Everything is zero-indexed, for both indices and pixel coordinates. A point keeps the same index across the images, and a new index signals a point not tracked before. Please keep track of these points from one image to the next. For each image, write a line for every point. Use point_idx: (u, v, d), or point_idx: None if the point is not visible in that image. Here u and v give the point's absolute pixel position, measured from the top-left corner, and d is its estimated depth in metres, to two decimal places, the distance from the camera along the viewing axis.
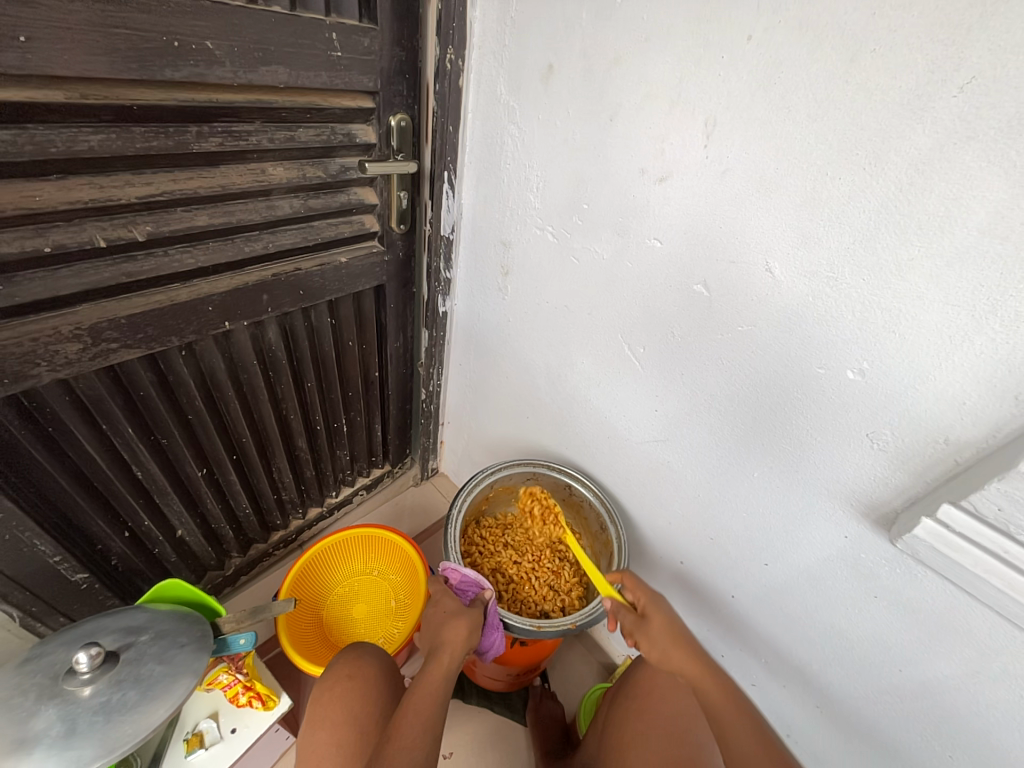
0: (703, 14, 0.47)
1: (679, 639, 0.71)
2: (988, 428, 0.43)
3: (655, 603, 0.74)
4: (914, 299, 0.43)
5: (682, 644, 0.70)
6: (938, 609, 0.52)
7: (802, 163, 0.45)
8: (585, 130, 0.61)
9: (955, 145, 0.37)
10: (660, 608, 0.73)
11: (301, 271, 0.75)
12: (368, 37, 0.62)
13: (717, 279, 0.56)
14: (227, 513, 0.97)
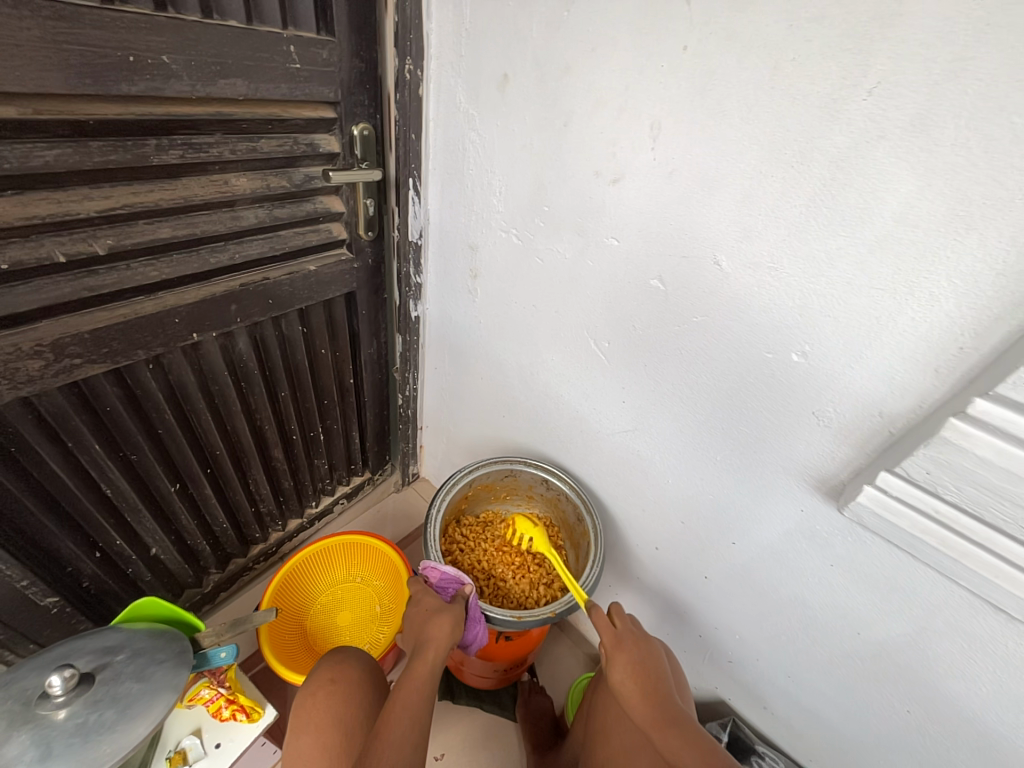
0: (643, 26, 0.50)
1: (637, 690, 0.67)
2: (916, 400, 0.47)
3: (614, 655, 0.70)
4: (844, 285, 0.47)
5: (640, 693, 0.66)
6: (885, 572, 0.56)
7: (739, 162, 0.48)
8: (542, 136, 0.64)
9: (868, 143, 0.41)
10: (618, 661, 0.69)
11: (269, 280, 0.75)
12: (326, 49, 0.64)
13: (671, 274, 0.59)
14: (203, 528, 0.96)
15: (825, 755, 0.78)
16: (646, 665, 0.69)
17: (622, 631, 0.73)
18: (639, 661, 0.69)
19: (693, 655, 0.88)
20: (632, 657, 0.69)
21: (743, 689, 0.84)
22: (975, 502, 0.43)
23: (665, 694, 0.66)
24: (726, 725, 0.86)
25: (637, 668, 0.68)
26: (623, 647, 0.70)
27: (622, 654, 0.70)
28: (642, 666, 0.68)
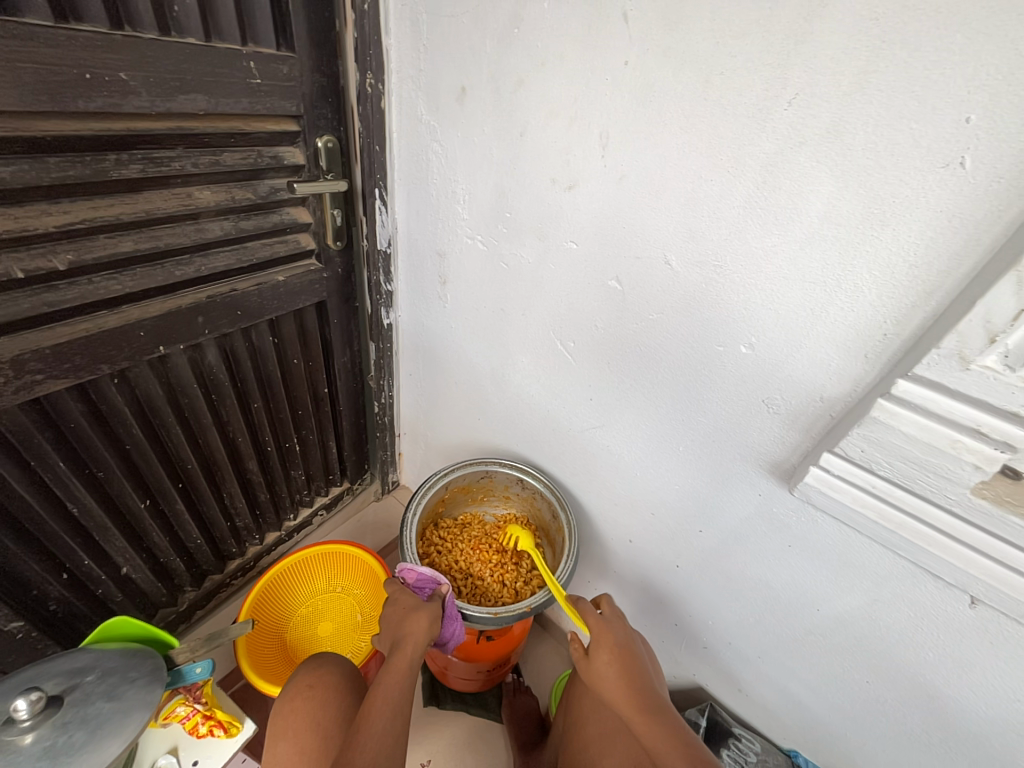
0: (587, 43, 0.53)
1: (618, 679, 0.67)
2: (851, 384, 0.50)
3: (597, 645, 0.71)
4: (780, 279, 0.50)
5: (620, 682, 0.67)
6: (837, 547, 0.59)
7: (681, 167, 0.52)
8: (500, 145, 0.67)
9: (792, 149, 0.45)
10: (602, 645, 0.70)
11: (237, 291, 0.76)
12: (286, 64, 0.65)
13: (627, 275, 0.62)
14: (176, 545, 0.94)
15: (798, 732, 0.81)
16: (628, 653, 0.70)
17: (608, 617, 0.74)
18: (622, 647, 0.71)
19: (670, 643, 0.91)
20: (616, 642, 0.71)
21: (719, 674, 0.86)
22: (905, 475, 0.47)
23: (648, 685, 0.67)
24: (704, 710, 0.88)
25: (618, 658, 0.69)
26: (604, 637, 0.71)
27: (606, 637, 0.71)
28: (625, 652, 0.70)
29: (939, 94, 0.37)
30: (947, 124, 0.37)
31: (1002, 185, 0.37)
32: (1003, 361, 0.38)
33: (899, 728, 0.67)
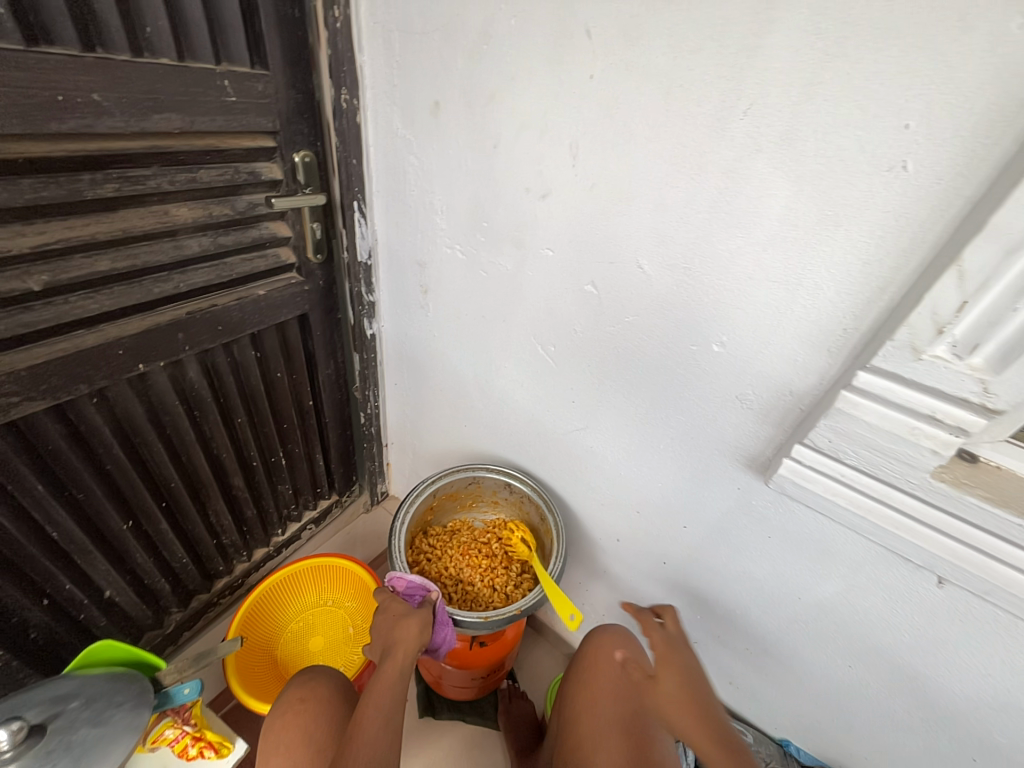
0: (554, 58, 0.55)
1: (687, 704, 0.64)
2: (817, 378, 0.53)
3: (665, 667, 0.67)
4: (746, 279, 0.52)
5: (689, 708, 0.64)
6: (814, 536, 0.61)
7: (647, 175, 0.54)
8: (474, 157, 0.68)
9: (749, 156, 0.47)
10: (671, 665, 0.68)
11: (218, 307, 0.76)
12: (261, 82, 0.66)
13: (602, 280, 0.64)
14: (161, 565, 0.93)
15: (788, 721, 0.83)
16: (695, 677, 0.66)
17: (673, 634, 0.71)
18: (690, 669, 0.67)
19: None
20: (684, 663, 0.68)
21: (709, 667, 0.88)
22: (871, 462, 0.49)
23: (717, 710, 0.64)
24: None
25: (686, 680, 0.66)
26: (671, 658, 0.68)
27: (674, 658, 0.68)
28: (693, 672, 0.67)
29: (880, 102, 0.39)
30: (889, 131, 0.40)
31: (941, 186, 0.39)
32: (952, 350, 0.41)
33: (883, 711, 0.69)
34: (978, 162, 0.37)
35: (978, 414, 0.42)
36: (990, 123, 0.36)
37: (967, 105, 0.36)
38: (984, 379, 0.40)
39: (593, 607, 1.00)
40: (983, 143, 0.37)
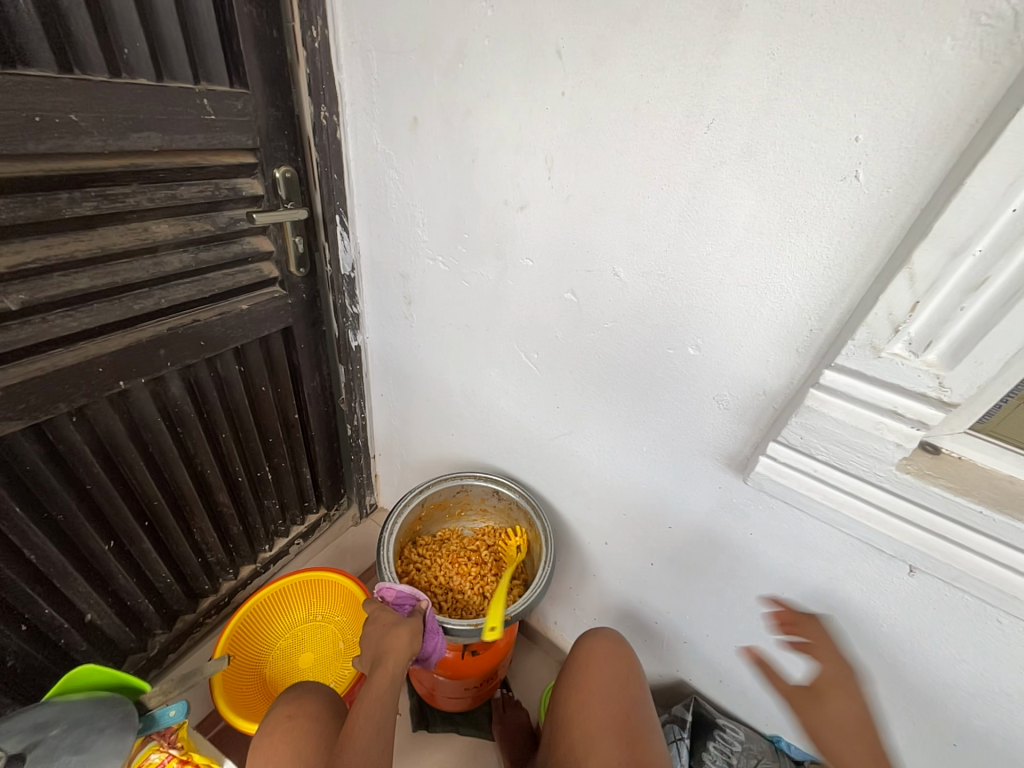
0: (528, 76, 0.57)
1: (864, 742, 0.53)
2: (788, 377, 0.55)
3: (837, 694, 0.56)
4: (717, 284, 0.54)
5: (867, 747, 0.52)
6: (794, 531, 0.63)
7: (620, 186, 0.56)
8: (453, 171, 0.70)
9: (714, 167, 0.49)
10: (848, 696, 0.56)
11: (200, 322, 0.76)
12: (240, 100, 0.67)
13: (580, 287, 0.66)
14: (144, 586, 0.91)
15: (777, 716, 0.84)
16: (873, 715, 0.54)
17: (844, 664, 0.59)
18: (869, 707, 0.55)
19: (652, 641, 0.93)
20: (860, 698, 0.56)
21: (700, 667, 0.89)
22: (840, 457, 0.51)
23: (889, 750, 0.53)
24: (689, 704, 0.90)
25: (864, 716, 0.54)
26: (846, 686, 0.57)
27: (850, 690, 0.56)
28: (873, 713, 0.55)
29: (831, 116, 0.42)
30: (841, 143, 0.42)
31: (890, 194, 0.42)
32: (908, 348, 0.43)
33: (867, 701, 0.70)
34: (922, 171, 0.40)
35: (936, 408, 0.44)
36: (930, 136, 0.38)
37: (909, 120, 0.39)
38: (939, 374, 0.43)
39: (585, 611, 1.01)
40: (925, 153, 0.39)
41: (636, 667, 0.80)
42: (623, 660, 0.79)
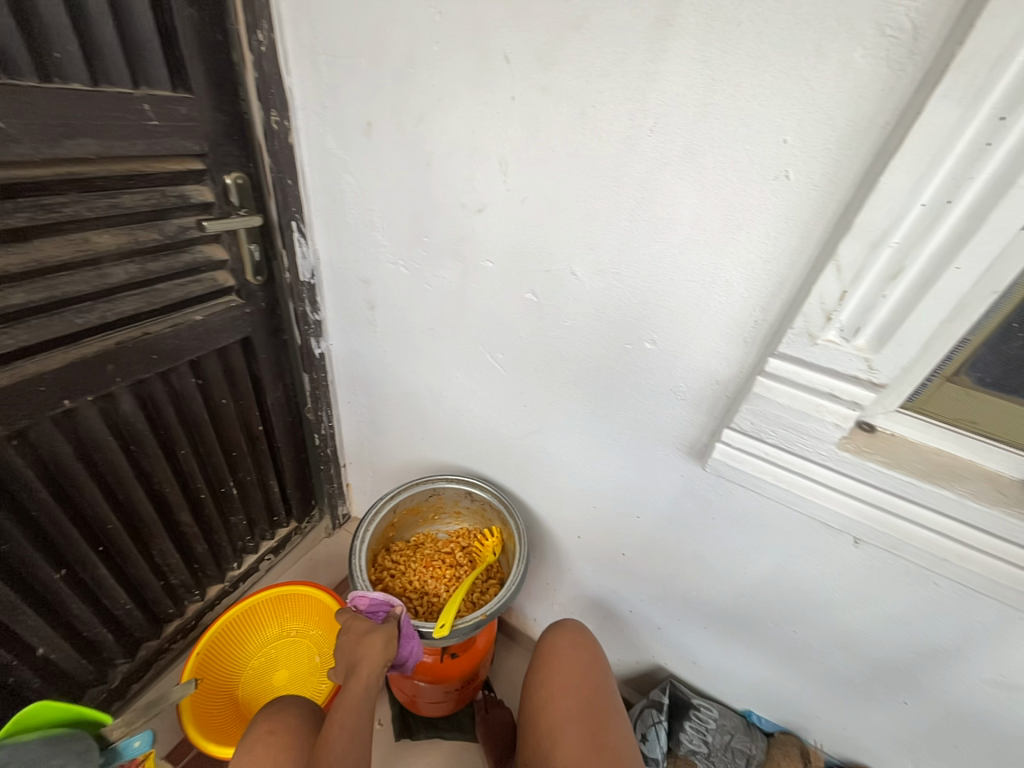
0: (479, 80, 0.58)
1: None
2: (738, 367, 0.58)
3: None
4: (668, 281, 0.57)
5: None
6: (751, 513, 0.66)
7: (574, 188, 0.57)
8: (410, 174, 0.70)
9: (659, 169, 0.51)
10: None
11: (151, 335, 0.73)
12: (184, 105, 0.65)
13: (540, 287, 0.67)
14: (102, 615, 0.87)
15: (748, 692, 0.88)
16: None
17: None
18: None
19: (628, 630, 0.95)
20: None
21: (674, 650, 0.91)
22: (787, 439, 0.54)
23: None
24: (666, 687, 0.93)
25: None
26: None
27: None
28: None
29: (760, 121, 0.44)
30: (771, 145, 0.45)
31: (816, 192, 0.45)
32: (841, 334, 0.47)
33: (827, 669, 0.74)
34: (843, 170, 0.43)
35: (868, 389, 0.48)
36: (849, 137, 0.42)
37: (830, 123, 0.42)
38: (868, 357, 0.47)
39: (562, 606, 1.02)
40: (845, 153, 0.42)
41: (600, 652, 0.82)
42: (588, 646, 0.81)
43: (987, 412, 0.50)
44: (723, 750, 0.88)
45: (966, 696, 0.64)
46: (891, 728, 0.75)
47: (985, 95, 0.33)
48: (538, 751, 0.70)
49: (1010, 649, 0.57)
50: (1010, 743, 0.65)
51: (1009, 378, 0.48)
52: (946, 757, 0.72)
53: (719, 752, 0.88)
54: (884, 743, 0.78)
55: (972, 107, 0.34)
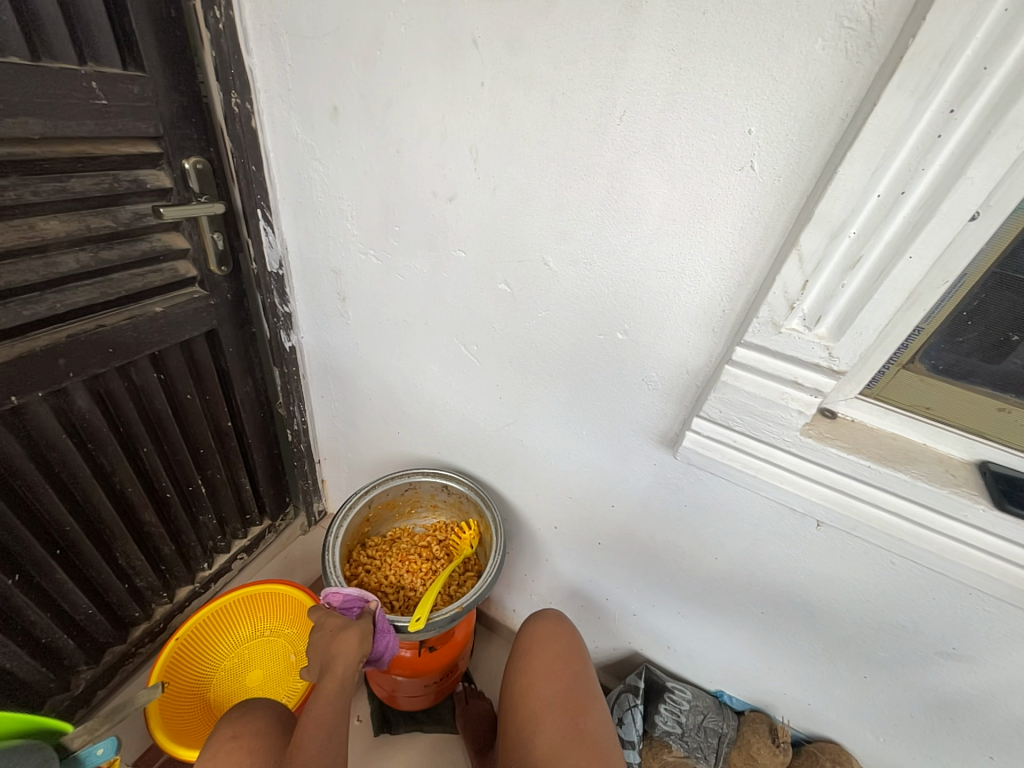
0: (447, 65, 0.56)
1: None
2: (706, 357, 0.58)
3: None
4: (639, 271, 0.57)
5: None
6: (720, 500, 0.67)
7: (545, 178, 0.57)
8: (378, 161, 0.68)
9: (629, 158, 0.51)
10: None
11: (106, 327, 0.70)
12: (136, 84, 0.62)
13: (513, 277, 0.67)
14: (62, 621, 0.83)
15: (720, 673, 0.91)
16: None
17: None
18: None
19: (605, 617, 0.97)
20: None
21: (649, 636, 0.93)
22: (754, 426, 0.56)
23: None
24: (641, 672, 0.95)
25: None
26: None
27: None
28: None
29: (725, 110, 0.45)
30: (737, 134, 0.45)
31: (782, 182, 0.45)
32: (803, 323, 0.48)
33: (794, 648, 0.77)
34: (804, 161, 0.44)
35: (829, 376, 0.50)
36: (810, 127, 0.42)
37: (792, 114, 0.42)
38: (829, 345, 0.48)
39: (540, 596, 1.03)
40: (808, 144, 0.43)
41: (581, 640, 0.83)
42: (570, 636, 0.81)
43: (941, 399, 0.53)
44: (696, 730, 0.90)
45: (921, 668, 0.67)
46: (854, 702, 0.78)
47: (936, 87, 0.34)
48: (520, 740, 0.71)
49: (961, 622, 0.60)
50: (961, 710, 0.68)
51: (960, 365, 0.51)
52: (903, 726, 0.76)
53: (692, 733, 0.90)
54: (847, 716, 0.81)
55: (924, 98, 0.35)
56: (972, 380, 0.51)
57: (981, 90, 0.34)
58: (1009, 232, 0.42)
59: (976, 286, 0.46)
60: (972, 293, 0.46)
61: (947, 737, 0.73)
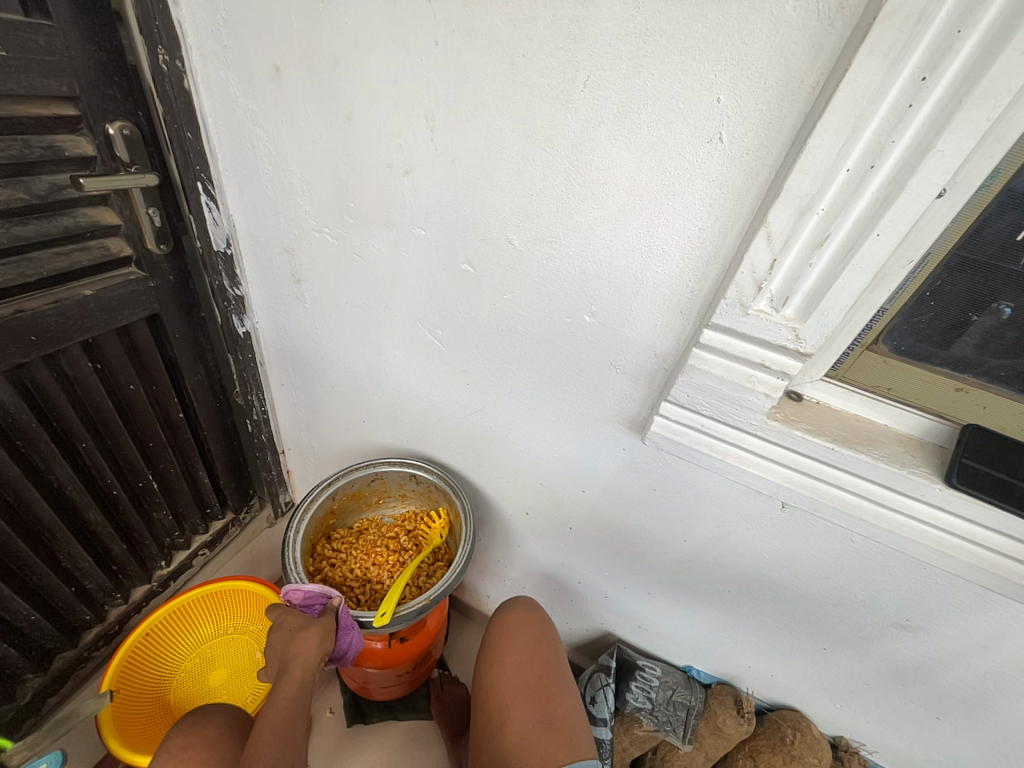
0: (397, 19, 0.51)
1: None
2: (675, 338, 0.57)
3: None
4: (605, 250, 0.55)
5: None
6: (686, 483, 0.67)
7: (506, 150, 0.53)
8: (328, 129, 0.62)
9: (594, 128, 0.48)
10: None
11: (26, 313, 0.63)
12: (42, 35, 0.55)
13: (476, 257, 0.63)
14: (1, 630, 0.78)
15: (688, 649, 0.93)
16: None
17: None
18: None
19: (577, 600, 0.97)
20: None
21: (621, 616, 0.94)
22: (721, 410, 0.55)
23: None
24: (613, 652, 0.96)
25: None
26: None
27: None
28: None
29: (694, 78, 0.42)
30: (706, 104, 0.43)
31: (750, 155, 0.43)
32: (770, 304, 0.47)
33: (758, 623, 0.79)
34: (774, 132, 0.42)
35: (795, 358, 0.49)
36: (780, 99, 0.40)
37: (762, 82, 0.40)
38: (795, 327, 0.47)
39: (514, 582, 1.03)
40: (778, 115, 0.41)
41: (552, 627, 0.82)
42: (541, 625, 0.81)
43: (901, 380, 0.53)
44: (665, 705, 0.91)
45: (876, 639, 0.70)
46: (813, 672, 0.81)
47: (908, 52, 0.33)
48: (491, 731, 0.70)
49: (915, 596, 0.62)
50: (913, 676, 0.71)
51: (922, 346, 0.51)
52: (859, 692, 0.79)
53: (661, 707, 0.91)
54: (808, 685, 0.84)
55: (895, 66, 0.33)
56: (933, 362, 0.51)
57: (953, 56, 0.32)
58: (974, 209, 0.41)
59: (939, 267, 0.45)
60: (935, 274, 0.46)
61: (899, 700, 0.76)
